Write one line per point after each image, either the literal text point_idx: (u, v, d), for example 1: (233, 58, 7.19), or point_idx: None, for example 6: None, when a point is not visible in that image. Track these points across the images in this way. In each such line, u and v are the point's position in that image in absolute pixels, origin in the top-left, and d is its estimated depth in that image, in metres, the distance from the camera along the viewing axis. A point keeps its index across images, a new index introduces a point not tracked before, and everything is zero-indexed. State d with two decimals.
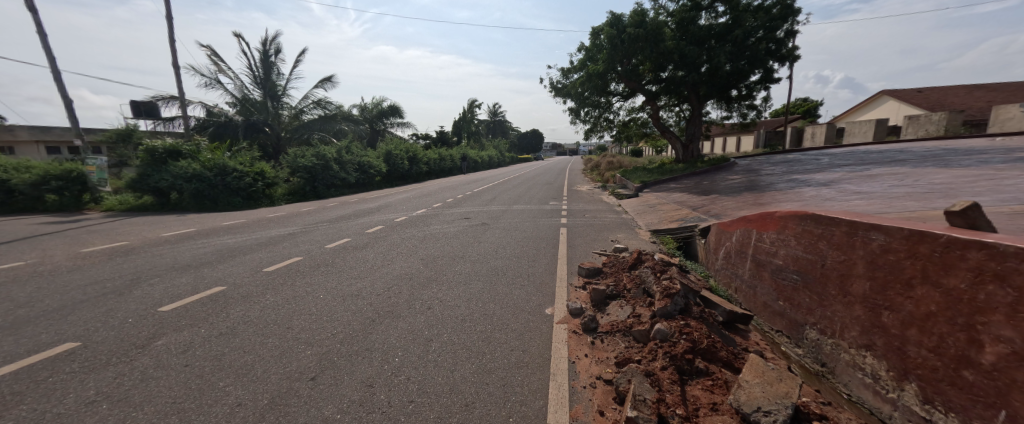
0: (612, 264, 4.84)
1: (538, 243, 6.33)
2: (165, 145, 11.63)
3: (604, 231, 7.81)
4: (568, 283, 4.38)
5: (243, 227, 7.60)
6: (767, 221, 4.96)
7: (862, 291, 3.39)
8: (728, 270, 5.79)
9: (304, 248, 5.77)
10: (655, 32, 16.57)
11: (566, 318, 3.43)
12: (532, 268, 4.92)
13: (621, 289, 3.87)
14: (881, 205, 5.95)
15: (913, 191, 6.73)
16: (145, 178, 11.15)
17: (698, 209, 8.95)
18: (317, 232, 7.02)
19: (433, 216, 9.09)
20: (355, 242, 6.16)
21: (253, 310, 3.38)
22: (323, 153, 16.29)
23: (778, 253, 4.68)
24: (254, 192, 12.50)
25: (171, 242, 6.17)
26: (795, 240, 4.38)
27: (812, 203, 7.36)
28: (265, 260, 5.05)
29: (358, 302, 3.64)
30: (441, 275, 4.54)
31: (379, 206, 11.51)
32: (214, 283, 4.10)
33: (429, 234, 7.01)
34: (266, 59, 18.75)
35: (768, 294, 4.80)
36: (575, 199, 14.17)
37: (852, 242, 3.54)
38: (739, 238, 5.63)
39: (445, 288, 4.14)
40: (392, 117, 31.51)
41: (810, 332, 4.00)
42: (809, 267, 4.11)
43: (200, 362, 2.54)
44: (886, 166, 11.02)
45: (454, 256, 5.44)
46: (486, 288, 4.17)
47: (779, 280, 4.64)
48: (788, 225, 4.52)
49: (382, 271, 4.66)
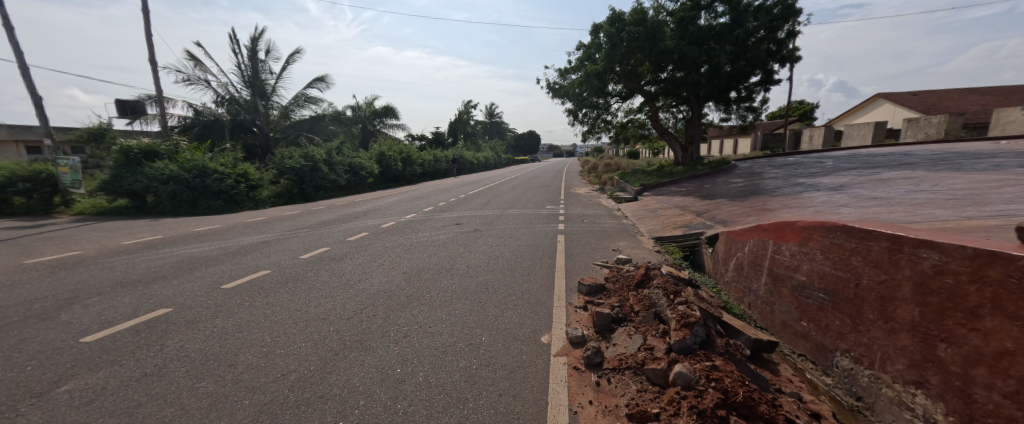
0: (615, 280, 4.36)
1: (533, 253, 5.83)
2: (141, 146, 11.02)
3: (605, 239, 7.31)
4: (567, 302, 3.88)
5: (215, 233, 7.02)
6: (787, 231, 4.49)
7: (910, 318, 2.91)
8: (741, 283, 5.32)
9: (274, 258, 5.22)
10: (655, 30, 16.20)
11: (564, 349, 2.93)
12: (526, 284, 4.41)
13: (629, 312, 3.38)
14: (905, 213, 5.49)
15: (935, 197, 6.30)
16: (119, 180, 10.50)
17: (703, 215, 8.50)
18: (294, 240, 6.48)
19: (423, 221, 8.55)
20: (333, 252, 5.63)
21: (193, 340, 2.84)
22: (312, 155, 15.72)
23: (800, 267, 4.20)
24: (236, 195, 11.93)
25: (128, 252, 5.57)
26: (821, 254, 3.91)
27: (825, 209, 6.89)
28: (226, 274, 4.49)
29: (322, 330, 3.10)
30: (424, 294, 4.01)
31: (367, 209, 10.98)
32: (159, 304, 3.55)
33: (415, 242, 6.48)
34: (253, 57, 18.19)
35: (788, 313, 4.33)
36: (574, 202, 13.71)
37: (896, 260, 3.07)
38: (753, 248, 5.16)
39: (427, 309, 3.62)
40: (386, 117, 31.08)
41: (842, 359, 3.52)
42: (839, 286, 3.64)
43: (102, 421, 1.99)
44: (894, 170, 10.59)
45: (441, 269, 4.91)
46: (474, 309, 3.67)
47: (801, 297, 4.16)
48: (812, 237, 4.05)
49: (357, 287, 4.15)
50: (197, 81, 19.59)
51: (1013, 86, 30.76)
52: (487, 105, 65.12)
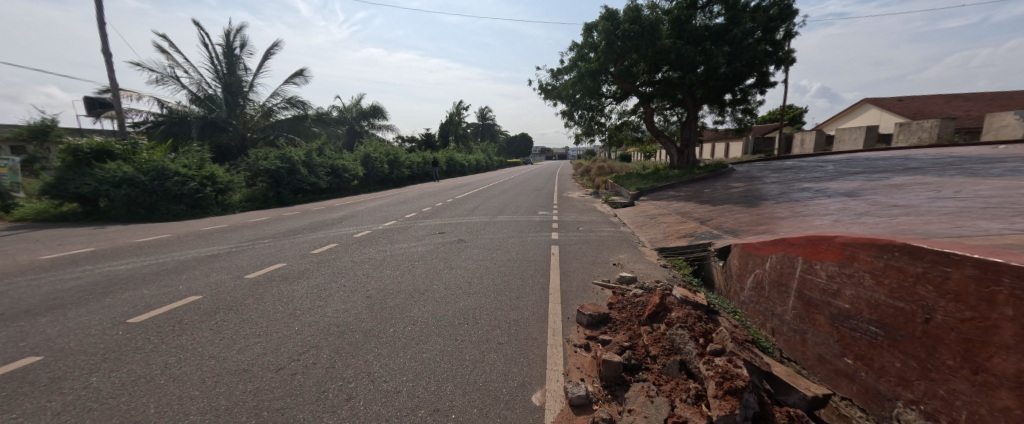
0: (622, 307, 3.62)
1: (523, 270, 5.08)
2: (91, 145, 9.99)
3: (603, 251, 6.59)
4: (563, 337, 3.14)
5: (157, 245, 6.10)
6: (822, 248, 3.78)
7: (1017, 371, 2.15)
8: (760, 305, 4.59)
9: (214, 278, 4.37)
10: (651, 29, 15.68)
11: (563, 417, 2.16)
12: (513, 313, 3.63)
13: (644, 357, 2.67)
14: (943, 224, 4.84)
15: (969, 205, 5.66)
16: (66, 183, 9.45)
17: (707, 222, 7.84)
18: (247, 253, 5.59)
19: (402, 230, 7.76)
20: (289, 269, 4.79)
21: (37, 417, 2.01)
22: (289, 156, 14.75)
23: (841, 293, 3.47)
24: (201, 199, 10.99)
25: (37, 270, 4.64)
26: (872, 278, 3.19)
27: (844, 219, 6.22)
28: (143, 302, 3.64)
29: (235, 392, 2.28)
30: (386, 330, 3.20)
31: (345, 215, 10.15)
32: (27, 351, 2.69)
33: (389, 256, 5.66)
34: (229, 51, 17.33)
35: (824, 345, 3.58)
36: (567, 207, 12.98)
37: (989, 293, 2.34)
38: (776, 265, 4.44)
39: (386, 353, 2.82)
40: (374, 118, 30.35)
41: (907, 413, 2.77)
42: (901, 320, 2.89)
43: None
44: (902, 175, 10.04)
45: (413, 293, 4.11)
46: (449, 352, 2.88)
47: (842, 328, 3.42)
48: (858, 256, 3.34)
49: (304, 320, 3.33)
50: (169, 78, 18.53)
51: (994, 93, 31.07)
52: (478, 108, 65.17)
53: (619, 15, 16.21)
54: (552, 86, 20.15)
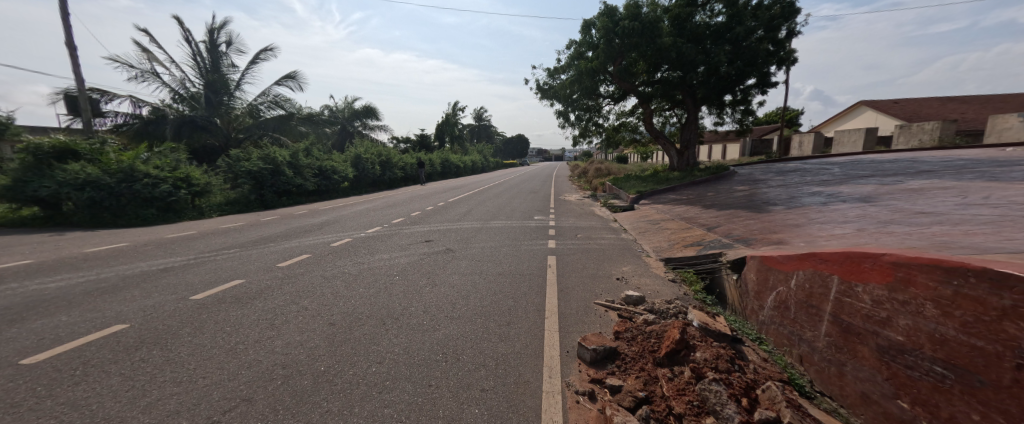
0: (632, 340, 3.00)
1: (515, 288, 4.47)
2: (54, 143, 9.28)
3: (604, 262, 6.01)
4: (563, 381, 2.55)
5: (105, 257, 5.42)
6: (864, 268, 2.83)
7: None
8: (784, 327, 3.68)
9: (155, 300, 3.73)
10: (651, 26, 15.11)
11: None
12: (502, 346, 3.04)
13: (664, 415, 2.10)
14: (988, 236, 4.31)
15: (1006, 213, 5.13)
16: (23, 185, 8.75)
17: (716, 229, 7.30)
18: (205, 267, 4.94)
19: (386, 237, 7.14)
20: (249, 287, 4.18)
21: None
22: (272, 156, 14.08)
23: (891, 321, 2.51)
24: (174, 203, 10.34)
25: None
26: (933, 306, 2.25)
27: (868, 227, 5.66)
28: (53, 334, 2.99)
29: None
30: (340, 375, 2.56)
31: (327, 220, 9.50)
32: None
33: (364, 269, 5.04)
34: (212, 48, 16.62)
35: (868, 381, 2.60)
36: (564, 211, 12.38)
37: None
38: (804, 283, 3.51)
39: (339, 409, 2.20)
40: (367, 118, 29.74)
41: None
42: (980, 362, 1.98)
43: None
44: (916, 178, 9.52)
45: (386, 319, 3.50)
46: (417, 408, 2.24)
47: (894, 364, 2.45)
48: (915, 280, 2.40)
49: (244, 359, 2.71)
50: (149, 76, 17.73)
51: (989, 95, 30.88)
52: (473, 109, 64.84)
53: (619, 11, 15.67)
54: (549, 86, 19.55)
